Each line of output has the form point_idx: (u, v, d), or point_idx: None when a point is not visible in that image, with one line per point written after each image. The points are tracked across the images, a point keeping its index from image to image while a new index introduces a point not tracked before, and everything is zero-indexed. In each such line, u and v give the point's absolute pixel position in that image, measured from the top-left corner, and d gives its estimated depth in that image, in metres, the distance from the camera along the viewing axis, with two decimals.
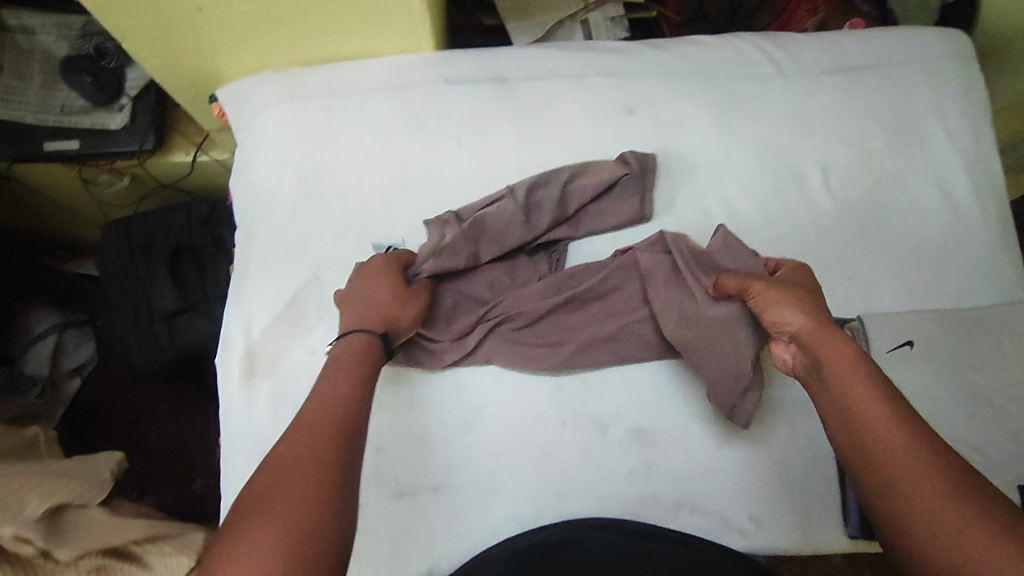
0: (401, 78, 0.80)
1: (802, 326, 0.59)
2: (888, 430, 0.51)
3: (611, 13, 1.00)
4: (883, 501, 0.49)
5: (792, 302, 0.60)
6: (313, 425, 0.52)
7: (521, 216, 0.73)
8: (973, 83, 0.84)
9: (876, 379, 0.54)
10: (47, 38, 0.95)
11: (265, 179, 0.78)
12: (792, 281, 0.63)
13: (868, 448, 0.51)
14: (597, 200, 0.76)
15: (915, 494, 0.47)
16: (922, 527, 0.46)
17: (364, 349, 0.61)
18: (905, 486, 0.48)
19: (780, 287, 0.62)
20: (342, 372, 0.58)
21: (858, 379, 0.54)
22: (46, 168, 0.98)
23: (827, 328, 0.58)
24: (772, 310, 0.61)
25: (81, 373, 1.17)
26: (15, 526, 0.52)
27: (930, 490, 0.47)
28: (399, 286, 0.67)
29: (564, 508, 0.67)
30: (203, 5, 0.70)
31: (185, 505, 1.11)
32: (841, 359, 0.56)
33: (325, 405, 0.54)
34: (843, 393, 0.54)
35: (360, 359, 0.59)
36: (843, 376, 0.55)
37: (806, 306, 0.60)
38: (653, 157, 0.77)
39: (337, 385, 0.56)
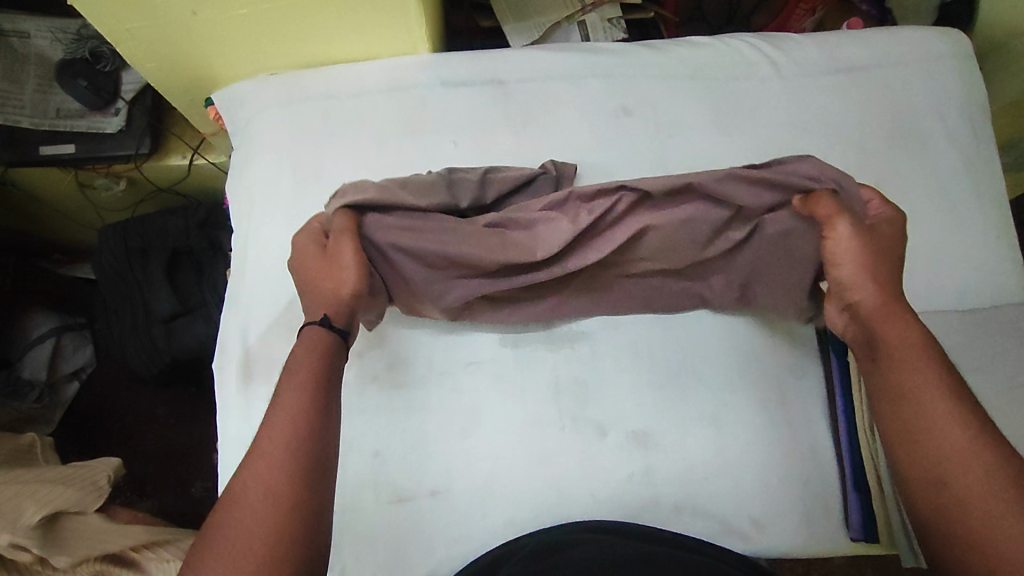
0: (399, 81, 0.80)
1: (870, 287, 0.60)
2: (949, 422, 0.52)
3: (607, 15, 0.99)
4: (920, 466, 0.52)
5: (864, 266, 0.61)
6: (266, 449, 0.49)
7: (442, 186, 0.69)
8: (973, 82, 0.84)
9: (936, 355, 0.56)
10: (42, 42, 0.95)
11: (262, 182, 0.77)
12: (876, 234, 0.63)
13: (915, 418, 0.53)
14: (514, 198, 0.73)
15: (955, 463, 0.50)
16: (959, 493, 0.49)
17: (312, 350, 0.56)
18: (947, 456, 0.50)
19: (862, 243, 0.62)
20: (293, 380, 0.53)
21: (915, 352, 0.56)
22: (42, 172, 0.98)
23: (896, 295, 0.60)
24: (844, 264, 0.62)
25: (79, 377, 1.17)
26: (12, 535, 0.61)
27: (970, 464, 0.49)
28: (326, 254, 0.63)
29: (564, 512, 0.67)
30: (198, 9, 0.69)
31: (186, 509, 1.11)
32: (903, 330, 0.58)
33: (275, 423, 0.51)
34: (906, 376, 0.55)
35: (311, 359, 0.55)
36: (900, 348, 0.57)
37: (883, 266, 0.61)
38: (571, 165, 0.76)
39: (291, 393, 0.52)
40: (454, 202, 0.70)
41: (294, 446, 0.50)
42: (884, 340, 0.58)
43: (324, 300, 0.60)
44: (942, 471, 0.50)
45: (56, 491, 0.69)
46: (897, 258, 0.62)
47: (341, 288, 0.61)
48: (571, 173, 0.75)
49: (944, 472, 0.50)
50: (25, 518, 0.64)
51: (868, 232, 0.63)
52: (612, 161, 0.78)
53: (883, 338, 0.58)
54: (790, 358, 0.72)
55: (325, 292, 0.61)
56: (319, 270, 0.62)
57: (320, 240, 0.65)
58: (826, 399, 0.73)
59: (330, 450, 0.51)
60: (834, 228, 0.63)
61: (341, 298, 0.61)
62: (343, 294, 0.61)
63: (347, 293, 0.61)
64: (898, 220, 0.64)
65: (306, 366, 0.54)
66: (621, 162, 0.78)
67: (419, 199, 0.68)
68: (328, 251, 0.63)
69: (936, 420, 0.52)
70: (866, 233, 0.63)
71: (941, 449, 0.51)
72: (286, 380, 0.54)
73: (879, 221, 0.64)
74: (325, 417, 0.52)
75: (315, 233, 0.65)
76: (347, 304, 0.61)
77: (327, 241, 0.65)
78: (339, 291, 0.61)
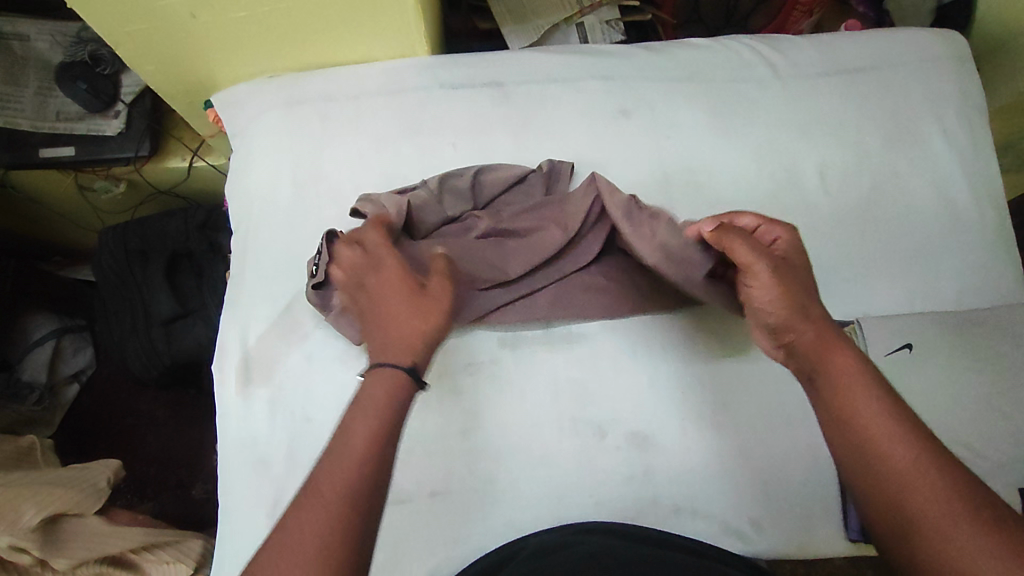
0: (397, 83, 0.80)
1: (804, 324, 0.53)
2: (910, 463, 0.45)
3: (605, 17, 1.00)
4: (896, 516, 0.45)
5: (792, 301, 0.54)
6: (322, 496, 0.44)
7: (436, 200, 0.73)
8: (971, 83, 0.84)
9: (878, 381, 0.50)
10: (42, 45, 0.95)
11: (261, 185, 0.77)
12: (787, 261, 0.56)
13: (873, 461, 0.47)
14: (506, 194, 0.76)
15: (933, 509, 0.43)
16: (943, 544, 0.42)
17: (393, 392, 0.49)
18: (922, 501, 0.44)
19: (782, 277, 0.54)
20: (363, 422, 0.47)
21: (861, 383, 0.50)
22: (41, 174, 0.98)
23: (826, 326, 0.53)
24: (778, 309, 0.54)
25: (79, 379, 1.17)
26: (11, 537, 0.62)
27: (945, 507, 0.43)
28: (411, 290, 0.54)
29: (562, 513, 0.67)
30: (197, 12, 0.69)
31: (185, 511, 1.11)
32: (842, 361, 0.51)
33: (334, 472, 0.45)
34: (852, 420, 0.48)
35: (387, 402, 0.48)
36: (844, 382, 0.50)
37: (806, 296, 0.54)
38: (567, 162, 0.76)
39: (358, 438, 0.46)
40: (444, 213, 0.73)
41: (353, 495, 0.44)
42: (826, 376, 0.51)
43: (411, 343, 0.51)
44: (919, 520, 0.44)
45: (57, 493, 0.70)
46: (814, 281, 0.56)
47: (425, 329, 0.51)
48: (565, 171, 0.75)
49: (921, 520, 0.44)
50: (26, 520, 0.64)
51: (783, 264, 0.55)
52: (611, 163, 0.78)
53: (826, 374, 0.51)
54: None
55: (412, 333, 0.51)
56: (409, 306, 0.52)
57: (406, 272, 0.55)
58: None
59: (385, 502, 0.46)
60: (757, 269, 0.55)
61: (426, 346, 0.51)
62: (428, 340, 0.51)
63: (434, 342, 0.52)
64: (800, 241, 0.58)
65: (380, 409, 0.48)
66: (620, 163, 0.78)
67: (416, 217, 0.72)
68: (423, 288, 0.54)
69: (896, 459, 0.46)
70: (782, 268, 0.55)
71: (912, 495, 0.44)
72: (353, 421, 0.47)
73: (782, 250, 0.57)
74: (390, 466, 0.47)
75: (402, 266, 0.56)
76: (430, 355, 0.52)
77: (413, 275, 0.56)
78: (426, 337, 0.51)
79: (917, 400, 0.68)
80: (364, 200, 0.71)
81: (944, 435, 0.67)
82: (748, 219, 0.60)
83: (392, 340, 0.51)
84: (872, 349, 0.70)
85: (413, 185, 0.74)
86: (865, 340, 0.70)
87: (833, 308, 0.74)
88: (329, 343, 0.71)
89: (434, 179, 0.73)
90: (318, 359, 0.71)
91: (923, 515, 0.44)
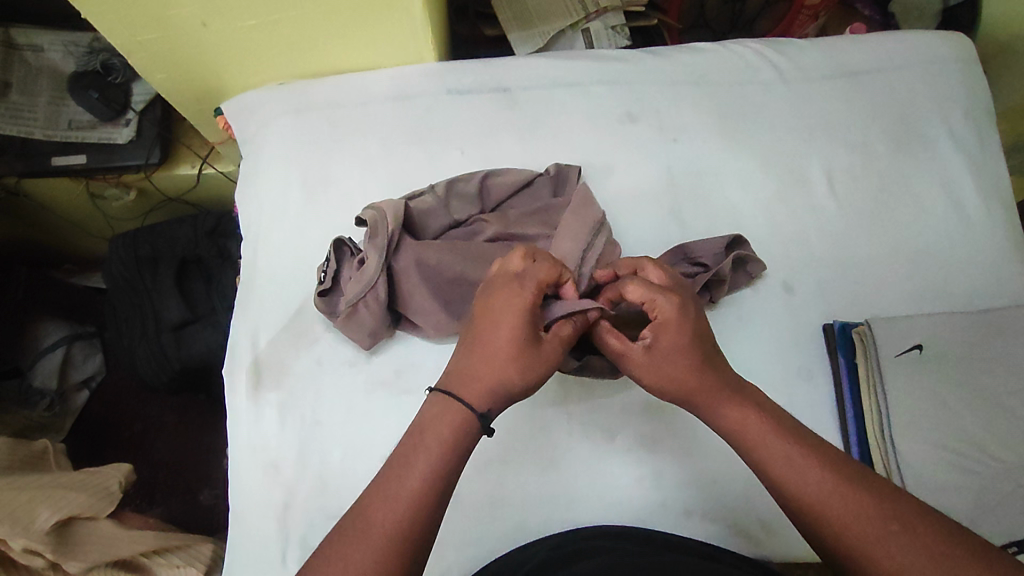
0: (405, 90, 0.81)
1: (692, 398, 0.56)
2: (829, 492, 0.50)
3: (611, 22, 1.00)
4: (825, 535, 0.49)
5: (670, 385, 0.56)
6: (376, 530, 0.48)
7: (442, 206, 0.74)
8: (977, 85, 0.84)
9: (767, 414, 0.54)
10: (55, 55, 0.96)
11: (269, 192, 0.78)
12: (669, 346, 0.55)
13: (784, 487, 0.51)
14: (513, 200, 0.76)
15: (848, 525, 0.48)
16: (870, 555, 0.47)
17: (455, 431, 0.52)
18: (841, 517, 0.49)
19: (654, 371, 0.56)
20: (425, 457, 0.51)
21: (753, 420, 0.54)
22: (54, 183, 1.00)
23: (719, 384, 0.55)
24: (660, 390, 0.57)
25: (89, 386, 1.17)
26: (26, 540, 0.62)
27: (862, 516, 0.48)
28: (524, 349, 0.54)
29: (573, 516, 0.67)
30: (207, 20, 0.70)
31: (195, 515, 1.12)
32: (736, 409, 0.55)
33: (392, 505, 0.49)
34: (761, 460, 0.53)
35: (449, 437, 0.52)
36: (746, 426, 0.54)
37: (684, 371, 0.55)
38: (574, 167, 0.76)
39: (417, 474, 0.50)
40: (450, 218, 0.74)
41: (408, 533, 0.48)
42: (727, 429, 0.55)
43: (488, 389, 0.53)
44: (844, 535, 0.48)
45: (70, 496, 0.70)
46: (698, 349, 0.55)
47: (514, 383, 0.53)
48: (573, 175, 0.75)
49: (846, 535, 0.48)
50: (38, 523, 0.64)
51: (658, 354, 0.56)
52: (617, 167, 0.79)
53: (727, 425, 0.55)
54: (800, 361, 0.72)
55: (496, 381, 0.53)
56: (517, 355, 0.53)
57: (533, 319, 0.55)
58: (833, 386, 0.72)
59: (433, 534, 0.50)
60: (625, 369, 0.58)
61: (505, 398, 0.54)
62: (510, 397, 0.54)
63: (514, 396, 0.54)
64: (682, 310, 0.56)
65: (438, 449, 0.51)
66: (626, 167, 0.79)
67: (418, 225, 0.73)
68: (538, 343, 0.55)
69: (810, 487, 0.50)
70: (657, 357, 0.56)
71: (830, 517, 0.49)
72: (411, 454, 0.51)
73: (659, 328, 0.56)
74: (444, 500, 0.51)
75: (534, 311, 0.55)
76: (504, 401, 0.54)
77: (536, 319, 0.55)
78: (508, 391, 0.54)
79: (925, 402, 0.68)
80: (369, 208, 0.70)
81: (952, 436, 0.67)
82: (632, 297, 0.57)
83: (481, 377, 0.53)
84: (882, 351, 0.69)
85: (420, 190, 0.74)
86: (876, 343, 0.69)
87: (842, 311, 0.74)
88: (337, 347, 0.72)
89: (442, 182, 0.74)
90: (329, 363, 0.71)
91: (846, 529, 0.48)
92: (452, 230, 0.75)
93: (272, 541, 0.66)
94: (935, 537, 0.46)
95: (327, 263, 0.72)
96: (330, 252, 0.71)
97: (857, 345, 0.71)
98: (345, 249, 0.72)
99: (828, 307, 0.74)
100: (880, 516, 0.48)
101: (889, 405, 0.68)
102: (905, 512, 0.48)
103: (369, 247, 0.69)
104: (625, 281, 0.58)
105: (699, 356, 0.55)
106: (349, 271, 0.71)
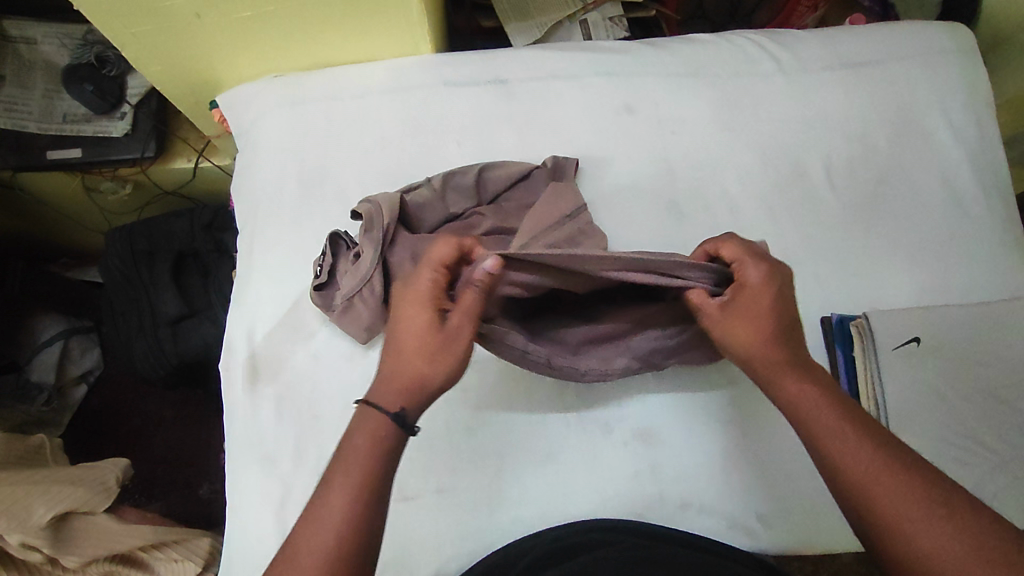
0: (401, 81, 0.80)
1: (756, 356, 0.56)
2: (880, 472, 0.49)
3: (609, 13, 1.00)
4: (867, 513, 0.49)
5: (741, 338, 0.56)
6: (309, 549, 0.47)
7: (439, 199, 0.73)
8: (977, 77, 0.84)
9: (829, 393, 0.54)
10: (49, 48, 0.96)
11: (265, 185, 0.78)
12: (754, 304, 0.56)
13: (833, 462, 0.51)
14: (511, 193, 0.76)
15: (893, 504, 0.48)
16: (910, 537, 0.46)
17: (374, 436, 0.51)
18: (889, 498, 0.48)
19: (733, 323, 0.57)
20: (344, 477, 0.49)
21: (811, 394, 0.54)
22: (50, 177, 0.99)
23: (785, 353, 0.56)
24: (735, 346, 0.57)
25: (87, 380, 1.17)
26: (22, 535, 0.62)
27: (909, 497, 0.47)
28: (429, 335, 0.53)
29: (570, 510, 0.67)
30: (202, 12, 0.70)
31: (193, 510, 1.12)
32: (795, 383, 0.55)
33: (319, 530, 0.48)
34: (814, 434, 0.53)
35: (369, 441, 0.51)
36: (802, 401, 0.54)
37: (756, 332, 0.56)
38: (573, 159, 0.76)
39: (338, 495, 0.49)
40: (447, 211, 0.74)
41: (339, 549, 0.47)
42: (784, 402, 0.55)
43: (403, 391, 0.53)
44: (890, 514, 0.47)
45: (67, 491, 0.70)
46: (773, 317, 0.56)
47: (428, 375, 0.53)
48: (570, 166, 0.75)
49: (889, 513, 0.47)
50: (36, 518, 0.64)
51: (739, 309, 0.56)
52: (616, 160, 0.78)
53: (783, 398, 0.55)
54: None
55: (409, 380, 0.53)
56: (422, 345, 0.53)
57: (437, 303, 0.54)
58: None
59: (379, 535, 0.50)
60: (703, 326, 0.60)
61: (424, 392, 0.53)
62: (428, 388, 0.53)
63: (432, 388, 0.53)
64: (773, 275, 0.56)
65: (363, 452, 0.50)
66: (625, 160, 0.78)
67: (416, 218, 0.73)
68: (443, 330, 0.53)
69: (861, 464, 0.50)
70: (739, 312, 0.56)
71: (875, 495, 0.48)
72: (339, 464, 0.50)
73: (748, 287, 0.56)
74: (382, 496, 0.50)
75: (438, 293, 0.54)
76: (423, 398, 0.53)
77: (441, 302, 0.54)
78: (424, 382, 0.53)
79: (921, 394, 0.68)
80: (365, 202, 0.70)
81: (948, 429, 0.67)
82: (725, 254, 0.59)
83: (394, 379, 0.53)
84: (879, 343, 0.68)
85: (416, 183, 0.74)
86: (873, 334, 0.68)
87: (840, 303, 0.74)
88: (333, 341, 0.71)
89: (438, 176, 0.74)
90: (325, 358, 0.71)
91: (886, 512, 0.48)
92: (448, 223, 0.74)
93: (269, 535, 0.66)
94: (978, 527, 0.46)
95: (322, 256, 0.71)
96: (325, 245, 0.71)
97: (855, 338, 0.70)
98: (341, 241, 0.71)
99: (827, 300, 0.74)
100: (927, 501, 0.47)
101: (887, 398, 0.68)
102: (955, 501, 0.47)
103: (363, 239, 0.68)
104: (719, 241, 0.59)
105: (765, 325, 0.56)
106: (346, 264, 0.71)
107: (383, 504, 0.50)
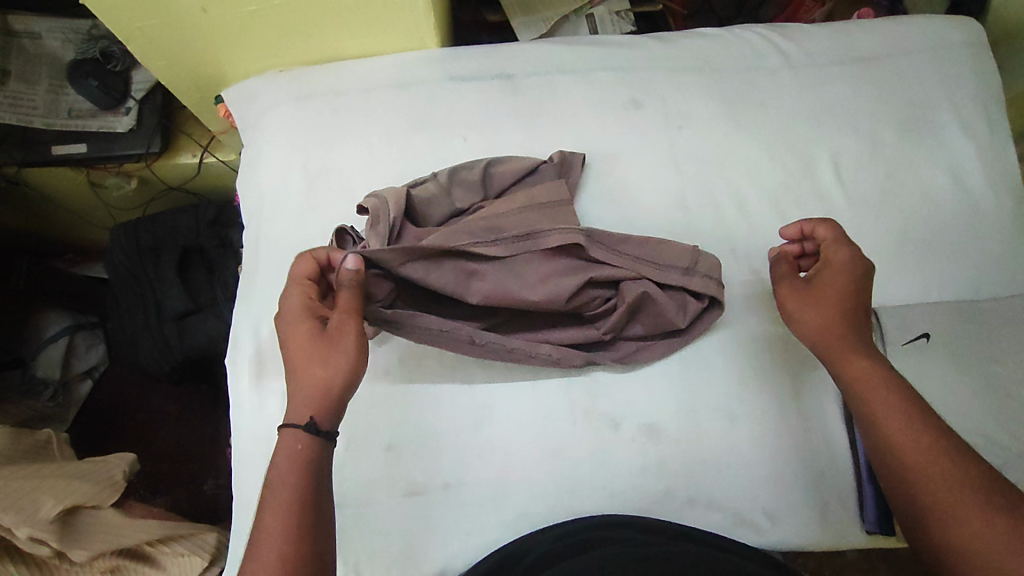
0: (407, 76, 0.80)
1: (836, 329, 0.59)
2: (930, 454, 0.52)
3: (616, 8, 0.99)
4: (911, 490, 0.52)
5: (824, 309, 0.60)
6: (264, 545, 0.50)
7: (445, 194, 0.72)
8: (987, 71, 0.83)
9: (892, 377, 0.56)
10: (54, 43, 0.95)
11: (271, 180, 0.77)
12: (839, 282, 0.60)
13: (886, 441, 0.54)
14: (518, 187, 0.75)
15: (938, 486, 0.50)
16: (949, 514, 0.49)
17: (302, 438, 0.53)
18: (932, 479, 0.51)
19: (819, 296, 0.60)
20: (280, 485, 0.52)
21: (877, 376, 0.56)
22: (55, 173, 0.99)
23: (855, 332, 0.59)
24: (815, 320, 0.60)
25: (92, 376, 1.17)
26: (30, 528, 0.62)
27: (951, 480, 0.50)
28: (318, 342, 0.55)
29: (577, 505, 0.67)
30: (208, 6, 0.70)
31: (198, 505, 1.12)
32: (860, 364, 0.57)
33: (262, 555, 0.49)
34: (870, 413, 0.55)
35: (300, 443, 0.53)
36: (862, 383, 0.56)
37: (837, 307, 0.59)
38: (579, 154, 0.76)
39: (276, 501, 0.51)
40: (453, 206, 0.73)
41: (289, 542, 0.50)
42: (845, 380, 0.58)
43: (311, 400, 0.54)
44: (934, 494, 0.50)
45: (74, 485, 0.70)
46: (854, 295, 0.60)
47: (329, 378, 0.54)
48: (577, 162, 0.75)
49: (931, 492, 0.51)
50: (44, 512, 0.64)
51: (827, 285, 0.60)
52: (623, 155, 0.78)
53: (846, 376, 0.58)
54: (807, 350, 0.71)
55: (314, 388, 0.54)
56: (312, 353, 0.55)
57: (316, 312, 0.57)
58: None
59: (326, 524, 0.52)
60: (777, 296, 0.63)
61: (330, 394, 0.54)
62: (335, 388, 0.54)
63: (338, 387, 0.55)
64: (858, 259, 0.61)
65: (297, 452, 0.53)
66: (632, 154, 0.78)
67: (423, 212, 0.71)
68: (327, 333, 0.56)
69: (912, 446, 0.52)
70: (825, 289, 0.60)
71: (920, 474, 0.51)
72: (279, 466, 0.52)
73: (836, 265, 0.61)
74: (319, 490, 0.52)
75: (312, 304, 0.58)
76: (332, 400, 0.55)
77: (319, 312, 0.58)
78: (328, 385, 0.54)
79: (932, 390, 0.67)
80: (371, 197, 0.69)
81: (960, 426, 0.66)
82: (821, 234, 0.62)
83: (301, 392, 0.54)
84: (887, 339, 0.69)
85: (422, 178, 0.73)
86: (881, 329, 0.69)
87: None
88: None
89: (443, 172, 0.73)
90: None
91: (928, 489, 0.51)
92: (456, 218, 0.73)
93: None
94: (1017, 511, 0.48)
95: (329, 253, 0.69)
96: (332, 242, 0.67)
97: None
98: (347, 237, 0.68)
99: None
100: (969, 483, 0.50)
101: None
102: (1000, 488, 0.49)
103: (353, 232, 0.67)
104: (818, 222, 0.63)
105: (835, 309, 0.59)
106: None
107: (322, 515, 0.52)
